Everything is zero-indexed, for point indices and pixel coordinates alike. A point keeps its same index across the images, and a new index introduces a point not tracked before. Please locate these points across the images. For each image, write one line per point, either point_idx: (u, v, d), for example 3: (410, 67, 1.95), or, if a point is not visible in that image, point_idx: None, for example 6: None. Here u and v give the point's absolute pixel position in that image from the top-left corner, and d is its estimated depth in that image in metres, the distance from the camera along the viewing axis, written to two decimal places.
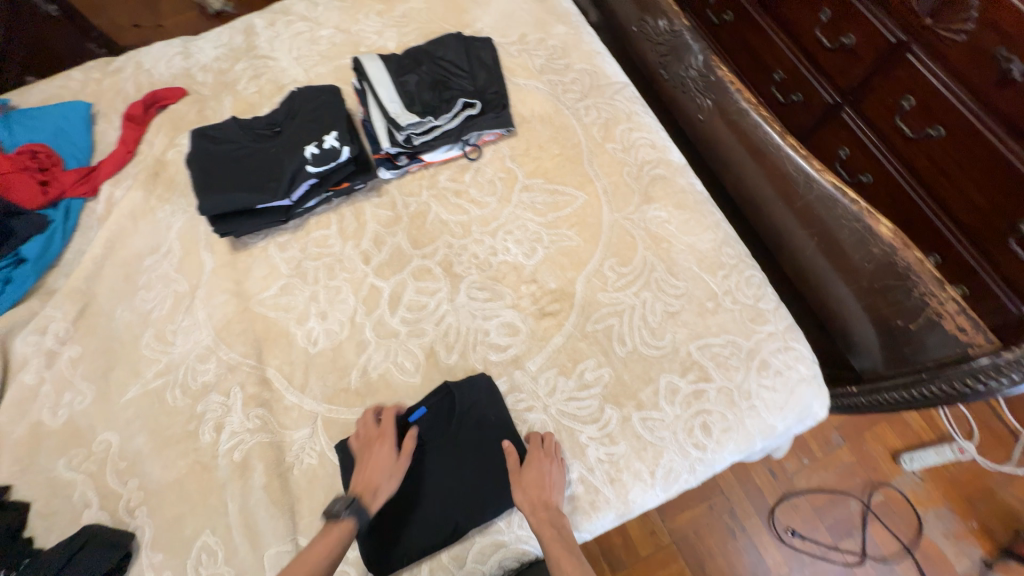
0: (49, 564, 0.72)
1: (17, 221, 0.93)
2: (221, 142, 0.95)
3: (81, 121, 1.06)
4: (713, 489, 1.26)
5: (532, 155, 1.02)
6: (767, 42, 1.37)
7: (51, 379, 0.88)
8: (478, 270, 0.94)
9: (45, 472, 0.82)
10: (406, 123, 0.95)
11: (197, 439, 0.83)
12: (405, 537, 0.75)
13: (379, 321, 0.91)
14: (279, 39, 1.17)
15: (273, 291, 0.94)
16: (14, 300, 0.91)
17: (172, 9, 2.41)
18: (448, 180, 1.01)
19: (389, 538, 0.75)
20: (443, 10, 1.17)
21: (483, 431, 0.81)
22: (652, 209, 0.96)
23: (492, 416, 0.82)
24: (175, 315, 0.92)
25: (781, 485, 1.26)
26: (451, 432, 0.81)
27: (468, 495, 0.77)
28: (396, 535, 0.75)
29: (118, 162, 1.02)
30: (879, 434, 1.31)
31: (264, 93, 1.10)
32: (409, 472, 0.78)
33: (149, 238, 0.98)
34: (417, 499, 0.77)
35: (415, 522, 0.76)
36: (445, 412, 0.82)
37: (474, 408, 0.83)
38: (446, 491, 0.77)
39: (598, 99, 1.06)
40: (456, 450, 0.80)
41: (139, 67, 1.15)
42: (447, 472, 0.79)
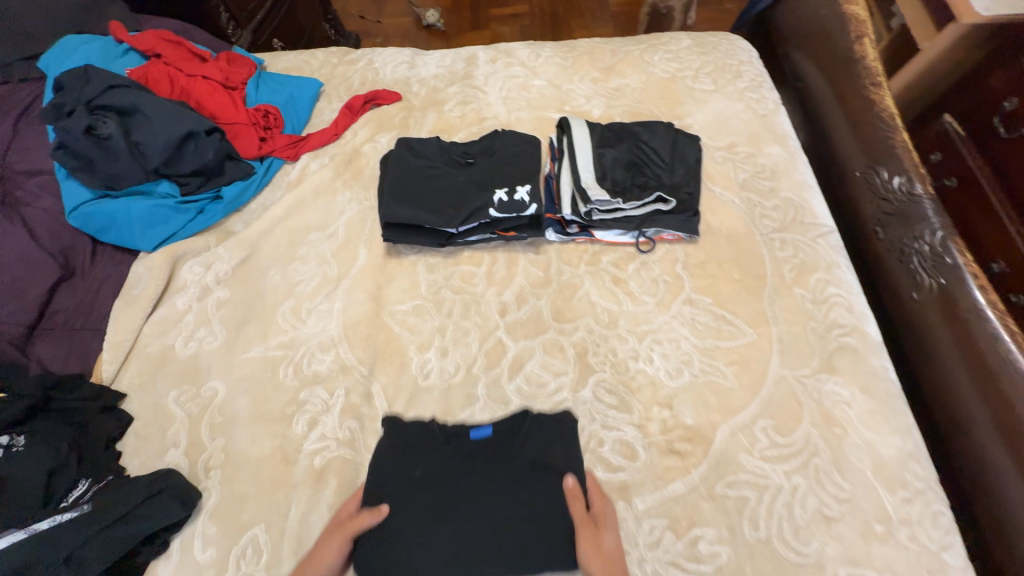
0: (128, 497, 0.71)
1: (230, 164, 1.03)
2: (420, 157, 0.99)
3: (309, 95, 1.17)
4: None
5: (707, 270, 0.94)
6: None
7: (196, 311, 0.93)
8: (611, 369, 0.86)
9: (156, 397, 0.86)
10: (595, 197, 0.92)
11: (289, 426, 0.82)
12: (424, 560, 0.66)
13: (494, 381, 0.86)
14: (494, 76, 1.23)
15: (406, 307, 0.94)
16: (197, 230, 1.00)
17: (394, 10, 2.75)
18: (610, 263, 0.96)
19: (408, 549, 0.67)
20: (657, 95, 1.16)
21: (542, 471, 0.74)
22: (831, 382, 0.82)
23: (562, 453, 0.76)
24: (316, 295, 0.95)
25: None
26: (505, 452, 0.76)
27: (499, 514, 0.69)
28: (417, 546, 0.67)
29: (324, 141, 1.11)
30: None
31: (464, 120, 1.15)
32: (448, 469, 0.74)
33: (321, 215, 1.03)
34: (457, 520, 0.69)
35: (438, 548, 0.67)
36: (508, 439, 0.77)
37: (548, 441, 0.77)
38: (471, 503, 0.70)
39: (798, 236, 0.96)
40: (508, 481, 0.72)
41: (370, 64, 1.26)
42: (482, 495, 0.71)
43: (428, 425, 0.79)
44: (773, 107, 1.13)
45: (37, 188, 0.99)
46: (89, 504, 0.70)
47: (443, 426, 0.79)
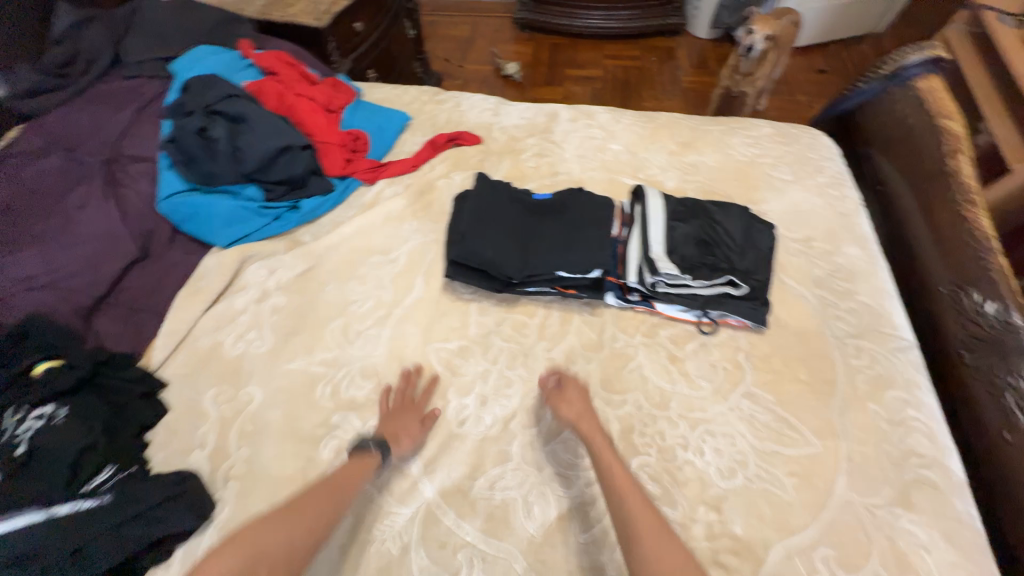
0: (150, 495, 0.70)
1: (313, 179, 1.08)
2: (494, 198, 0.97)
3: (396, 127, 1.24)
4: None
5: (771, 365, 0.88)
6: None
7: (251, 312, 0.95)
8: (657, 454, 0.80)
9: (195, 392, 0.86)
10: (664, 270, 0.90)
11: (316, 448, 0.80)
12: (501, 252, 0.90)
13: (531, 442, 0.82)
14: (572, 134, 1.27)
15: (452, 346, 0.92)
16: (268, 235, 1.05)
17: (476, 59, 2.96)
18: (668, 339, 0.92)
19: (483, 253, 0.90)
20: (732, 176, 1.15)
21: (589, 226, 0.94)
22: (907, 520, 0.73)
23: (580, 216, 0.95)
24: (367, 318, 0.95)
25: None
26: (565, 210, 0.96)
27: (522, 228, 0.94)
28: (487, 247, 0.90)
29: (402, 171, 1.16)
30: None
31: (537, 171, 1.18)
32: (506, 203, 0.97)
33: (387, 240, 1.06)
34: (521, 241, 0.92)
35: (497, 241, 0.91)
36: (565, 207, 0.96)
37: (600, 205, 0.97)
38: (518, 232, 0.93)
39: (874, 346, 0.90)
40: (559, 227, 0.93)
41: (456, 106, 1.33)
42: (549, 243, 0.91)
43: (499, 187, 0.99)
44: (855, 207, 1.10)
45: (138, 173, 1.06)
46: (111, 494, 0.69)
47: (510, 192, 1.00)
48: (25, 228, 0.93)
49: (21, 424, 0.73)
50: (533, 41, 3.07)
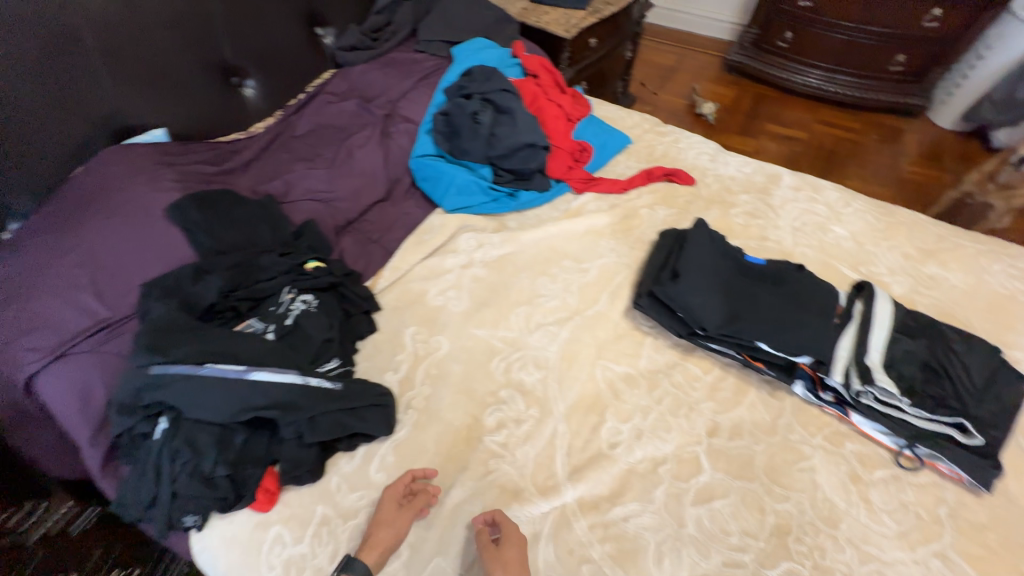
0: (362, 397, 0.84)
1: (538, 176, 1.19)
2: (709, 248, 0.97)
3: (616, 148, 1.30)
4: None
5: (983, 538, 0.75)
6: None
7: (455, 273, 1.08)
8: (813, 570, 0.73)
9: (398, 324, 1.01)
10: (879, 382, 0.82)
11: (481, 412, 0.89)
12: (714, 306, 0.88)
13: (676, 496, 0.81)
14: (792, 203, 1.20)
15: (619, 370, 0.95)
16: (484, 212, 1.17)
17: (673, 89, 2.93)
18: (855, 456, 0.83)
19: (696, 300, 0.89)
20: (982, 306, 0.99)
21: (810, 306, 0.89)
22: None
23: (799, 292, 0.91)
24: (548, 314, 1.02)
25: None
26: (783, 283, 0.93)
27: (737, 287, 0.92)
28: (700, 297, 0.89)
29: (611, 190, 1.21)
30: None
31: (745, 229, 1.14)
32: (722, 258, 0.96)
33: (582, 250, 1.12)
34: (735, 301, 0.90)
35: (710, 293, 0.89)
36: (783, 280, 0.93)
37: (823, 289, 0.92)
38: (732, 291, 0.91)
39: None
40: (777, 299, 0.89)
41: (676, 143, 1.34)
42: (766, 313, 0.87)
43: (716, 239, 0.99)
44: None
45: (404, 130, 1.27)
46: (340, 384, 0.84)
47: (726, 247, 0.98)
48: (324, 153, 1.20)
49: (292, 303, 0.92)
50: (738, 85, 2.94)
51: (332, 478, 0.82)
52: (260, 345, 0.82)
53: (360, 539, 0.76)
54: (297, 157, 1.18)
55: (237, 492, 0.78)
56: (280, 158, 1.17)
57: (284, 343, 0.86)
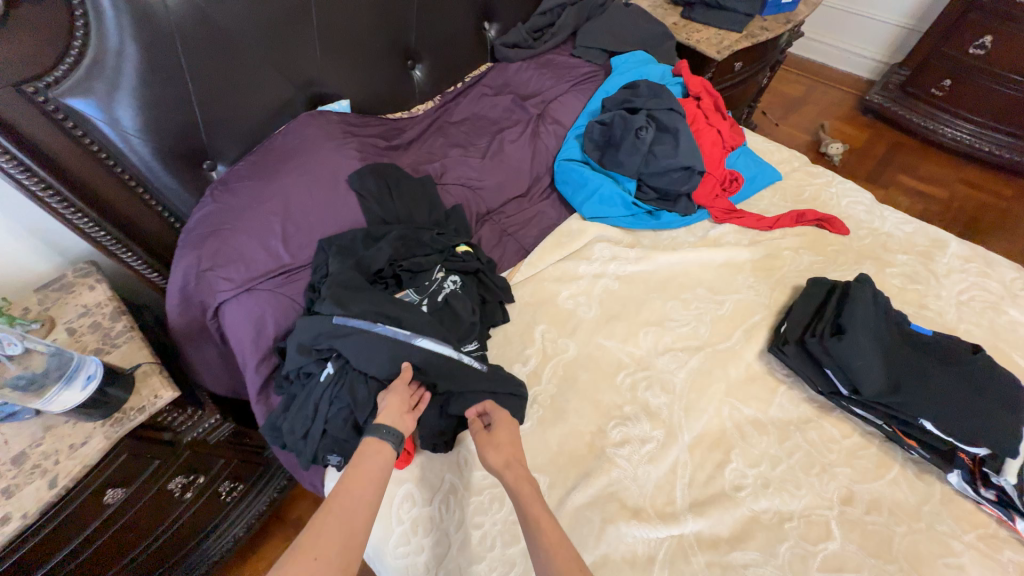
0: (503, 384, 0.88)
1: (684, 200, 1.16)
2: (876, 307, 0.91)
3: (765, 183, 1.25)
4: None
5: None
6: None
7: (588, 279, 1.09)
8: None
9: (529, 318, 1.04)
10: None
11: (605, 424, 0.90)
12: (881, 372, 0.82)
13: (803, 557, 0.77)
14: (959, 275, 1.10)
15: (749, 413, 0.92)
16: (622, 226, 1.18)
17: (797, 123, 2.76)
18: (1014, 566, 0.76)
19: (864, 362, 0.83)
20: None
21: (993, 392, 0.81)
22: None
23: (980, 374, 0.83)
24: (679, 340, 1.01)
25: None
26: (959, 361, 0.85)
27: (905, 357, 0.86)
28: (870, 359, 0.83)
29: (757, 226, 1.17)
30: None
31: (904, 293, 1.06)
32: (887, 320, 0.90)
33: (718, 282, 1.09)
34: (900, 370, 0.84)
35: (880, 357, 0.84)
36: (958, 358, 0.86)
37: (1009, 376, 0.83)
38: (899, 359, 0.85)
39: None
40: (953, 378, 0.82)
41: (829, 187, 1.27)
42: (940, 391, 0.81)
43: (881, 299, 0.93)
44: None
45: (553, 132, 1.30)
46: (485, 364, 0.90)
47: (890, 309, 0.92)
48: (476, 142, 1.25)
49: (443, 282, 0.98)
50: (872, 128, 2.72)
51: (461, 452, 0.87)
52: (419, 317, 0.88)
53: (482, 516, 0.80)
54: (451, 142, 1.24)
55: None
56: (437, 142, 1.24)
57: (436, 318, 0.92)
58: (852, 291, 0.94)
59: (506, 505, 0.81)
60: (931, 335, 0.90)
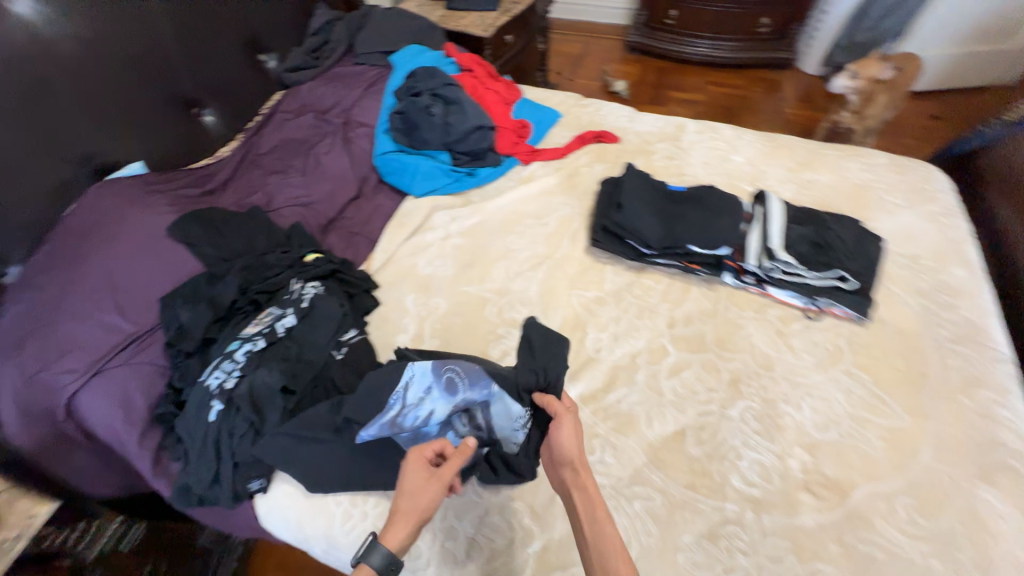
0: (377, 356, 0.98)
1: (491, 155, 1.37)
2: (641, 183, 1.20)
3: (550, 122, 1.51)
4: None
5: (870, 352, 1.01)
6: None
7: (438, 246, 1.24)
8: (761, 402, 0.97)
9: (399, 295, 1.16)
10: (781, 257, 1.07)
11: (487, 349, 1.06)
12: (653, 225, 1.11)
13: (653, 375, 1.01)
14: (698, 145, 1.46)
15: (591, 295, 1.15)
16: (451, 192, 1.34)
17: (588, 75, 3.22)
18: (776, 317, 1.08)
19: (640, 221, 1.11)
20: (846, 195, 1.29)
21: (723, 210, 1.13)
22: (986, 491, 0.84)
23: (714, 202, 1.15)
24: (524, 263, 1.20)
25: None
26: (701, 198, 1.16)
27: (668, 209, 1.15)
28: (642, 218, 1.12)
29: (555, 156, 1.42)
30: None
31: (668, 170, 1.38)
32: (651, 188, 1.19)
33: (540, 209, 1.31)
34: (668, 219, 1.13)
35: (650, 215, 1.12)
36: (701, 196, 1.17)
37: (730, 196, 1.17)
38: (665, 212, 1.14)
39: (971, 352, 1.00)
40: (698, 211, 1.13)
41: (598, 112, 1.57)
42: (693, 222, 1.11)
43: (644, 176, 1.22)
44: (964, 236, 1.21)
45: (363, 134, 1.41)
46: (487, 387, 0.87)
47: (653, 180, 1.22)
48: (293, 163, 1.31)
49: (302, 289, 1.04)
50: (641, 63, 3.29)
51: None
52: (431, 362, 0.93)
53: None
54: (269, 171, 1.29)
55: None
56: (254, 175, 1.27)
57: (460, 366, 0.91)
58: (623, 177, 1.22)
59: None
60: (682, 189, 1.21)
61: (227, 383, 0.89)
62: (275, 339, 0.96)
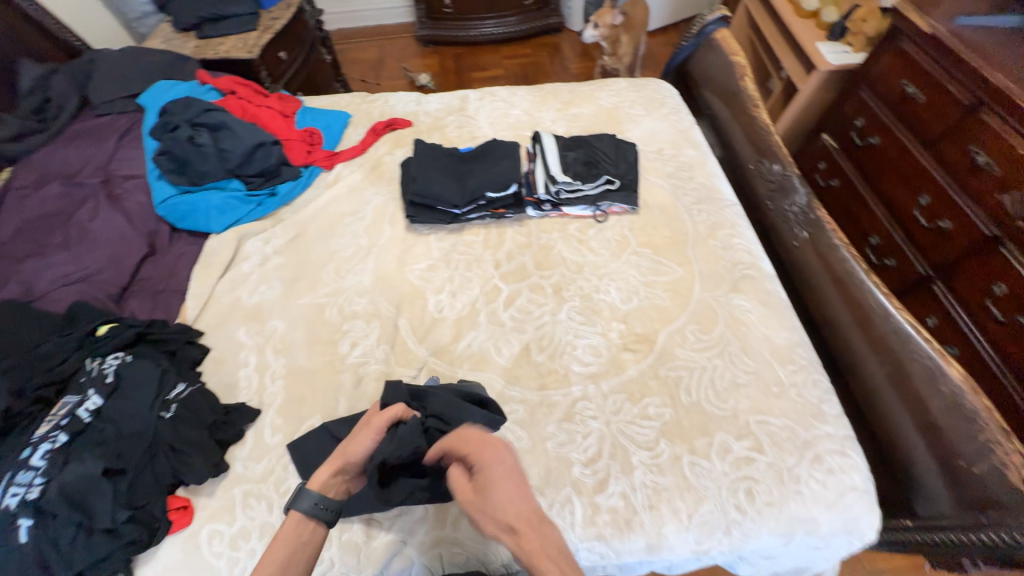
0: (212, 411, 0.95)
1: (285, 169, 1.35)
2: (431, 156, 1.32)
3: (341, 123, 1.53)
4: None
5: (646, 231, 1.27)
6: (869, 212, 1.64)
7: (259, 272, 1.20)
8: (580, 299, 1.15)
9: (228, 333, 1.10)
10: (561, 181, 1.27)
11: (337, 347, 1.07)
12: (451, 189, 1.24)
13: (493, 312, 1.14)
14: (482, 109, 1.61)
15: (423, 265, 1.22)
16: (258, 217, 1.30)
17: (391, 75, 3.27)
18: (576, 230, 1.28)
19: (438, 189, 1.24)
20: (604, 118, 1.56)
21: (505, 158, 1.30)
22: (738, 299, 1.13)
23: (497, 155, 1.32)
24: (352, 259, 1.23)
25: None
26: (485, 156, 1.33)
27: (461, 172, 1.29)
28: (439, 186, 1.24)
29: (355, 153, 1.45)
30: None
31: (461, 137, 1.51)
32: (442, 158, 1.32)
33: (355, 205, 1.34)
34: (462, 180, 1.27)
35: (445, 182, 1.25)
36: (484, 153, 1.33)
37: (509, 146, 1.34)
38: (458, 175, 1.28)
39: (710, 206, 1.31)
40: (486, 166, 1.28)
41: (386, 103, 1.64)
42: (483, 176, 1.25)
43: (432, 149, 1.34)
44: (689, 124, 1.54)
45: (133, 187, 1.28)
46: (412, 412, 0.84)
47: (442, 150, 1.34)
48: (50, 241, 1.14)
49: (102, 365, 0.94)
50: (437, 53, 3.44)
51: (237, 464, 0.92)
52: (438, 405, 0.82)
53: (286, 482, 0.90)
54: (18, 257, 1.10)
55: (150, 528, 0.82)
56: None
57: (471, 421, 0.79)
58: (415, 156, 1.32)
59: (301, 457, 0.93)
60: (470, 151, 1.36)
61: (30, 494, 0.78)
62: (81, 427, 0.86)
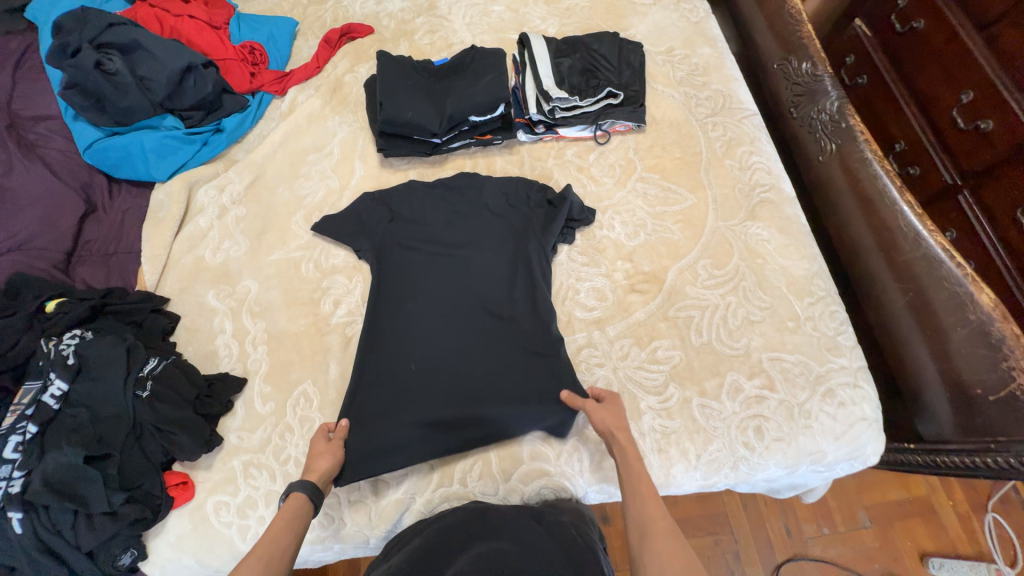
0: (195, 383, 0.89)
1: (226, 98, 1.14)
2: (398, 70, 1.11)
3: (286, 34, 1.28)
4: (721, 525, 1.34)
5: (654, 153, 1.12)
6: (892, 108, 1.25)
7: (218, 227, 1.06)
8: (582, 239, 1.04)
9: (197, 296, 1.00)
10: (556, 96, 1.07)
11: (318, 306, 0.99)
12: (425, 114, 1.06)
13: None
14: (457, 5, 1.32)
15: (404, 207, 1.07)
16: (206, 159, 1.12)
17: None
18: (574, 155, 1.13)
19: (410, 115, 1.05)
20: (603, 11, 1.29)
21: (489, 72, 1.09)
22: (754, 227, 1.02)
23: (478, 67, 1.11)
24: (325, 204, 1.09)
25: (793, 543, 1.32)
26: (463, 72, 1.13)
27: (439, 93, 1.10)
28: (412, 111, 1.05)
29: (308, 73, 1.22)
30: (910, 528, 1.33)
31: (435, 46, 1.26)
32: (412, 73, 1.12)
33: (317, 138, 1.15)
34: (439, 104, 1.08)
35: (419, 105, 1.06)
36: (461, 67, 1.14)
37: (490, 54, 1.13)
38: (435, 98, 1.09)
39: (727, 118, 1.14)
40: (468, 85, 1.09)
41: (339, 3, 1.34)
42: (465, 98, 1.06)
43: (402, 62, 1.12)
44: (704, 15, 1.28)
45: (48, 131, 1.09)
46: (411, 220, 1.05)
47: (411, 64, 1.13)
48: None
49: (59, 345, 0.84)
50: None
51: (231, 436, 0.89)
52: (468, 221, 1.04)
53: (285, 451, 0.87)
54: None
55: (152, 506, 0.81)
56: None
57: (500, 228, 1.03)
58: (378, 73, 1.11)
59: (296, 425, 0.89)
60: (446, 64, 1.15)
61: (12, 488, 0.73)
62: (52, 415, 0.80)
